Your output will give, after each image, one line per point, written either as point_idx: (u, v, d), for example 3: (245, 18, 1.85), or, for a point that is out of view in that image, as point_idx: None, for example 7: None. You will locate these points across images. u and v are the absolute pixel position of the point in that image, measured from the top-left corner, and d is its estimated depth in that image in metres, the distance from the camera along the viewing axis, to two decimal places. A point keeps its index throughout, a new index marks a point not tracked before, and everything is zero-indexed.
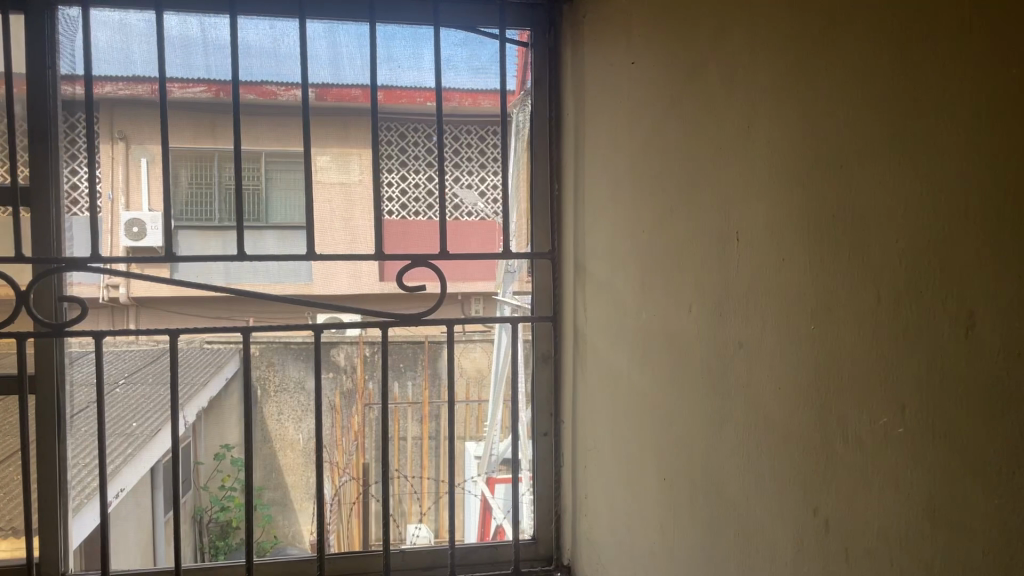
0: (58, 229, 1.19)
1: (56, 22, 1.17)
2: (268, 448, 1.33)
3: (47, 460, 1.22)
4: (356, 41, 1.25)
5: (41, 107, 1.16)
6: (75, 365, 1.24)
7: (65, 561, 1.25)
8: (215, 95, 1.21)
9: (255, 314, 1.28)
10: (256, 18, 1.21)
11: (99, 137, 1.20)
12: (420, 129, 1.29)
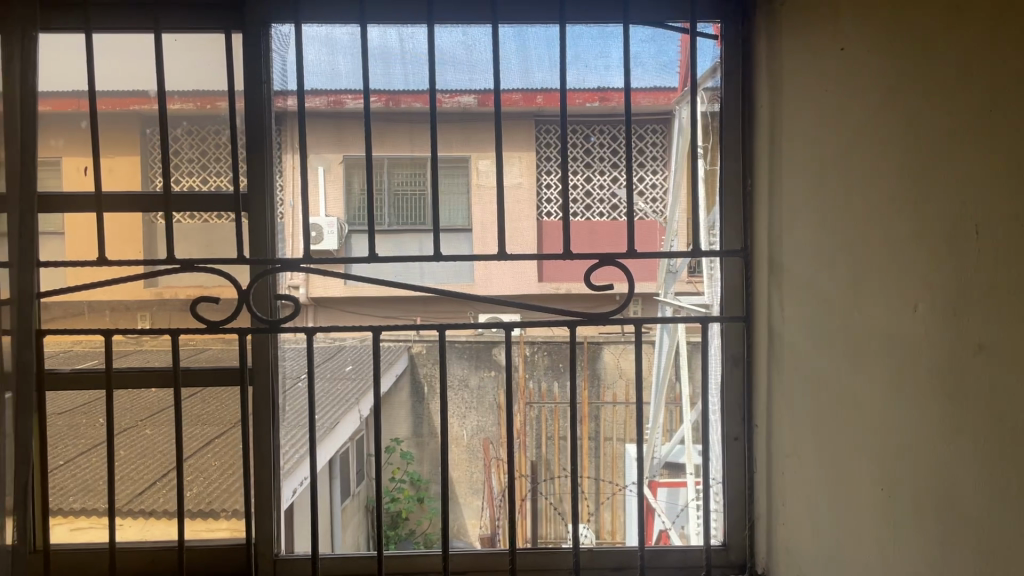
0: (273, 231, 1.27)
1: (270, 39, 1.24)
2: (434, 441, 1.41)
3: (262, 448, 1.31)
4: (545, 42, 1.26)
5: (258, 120, 1.24)
6: (285, 357, 1.34)
7: (277, 543, 1.35)
8: (384, 105, 1.26)
9: (424, 310, 1.33)
10: (450, 25, 1.25)
11: (280, 150, 1.27)
12: (578, 130, 1.30)
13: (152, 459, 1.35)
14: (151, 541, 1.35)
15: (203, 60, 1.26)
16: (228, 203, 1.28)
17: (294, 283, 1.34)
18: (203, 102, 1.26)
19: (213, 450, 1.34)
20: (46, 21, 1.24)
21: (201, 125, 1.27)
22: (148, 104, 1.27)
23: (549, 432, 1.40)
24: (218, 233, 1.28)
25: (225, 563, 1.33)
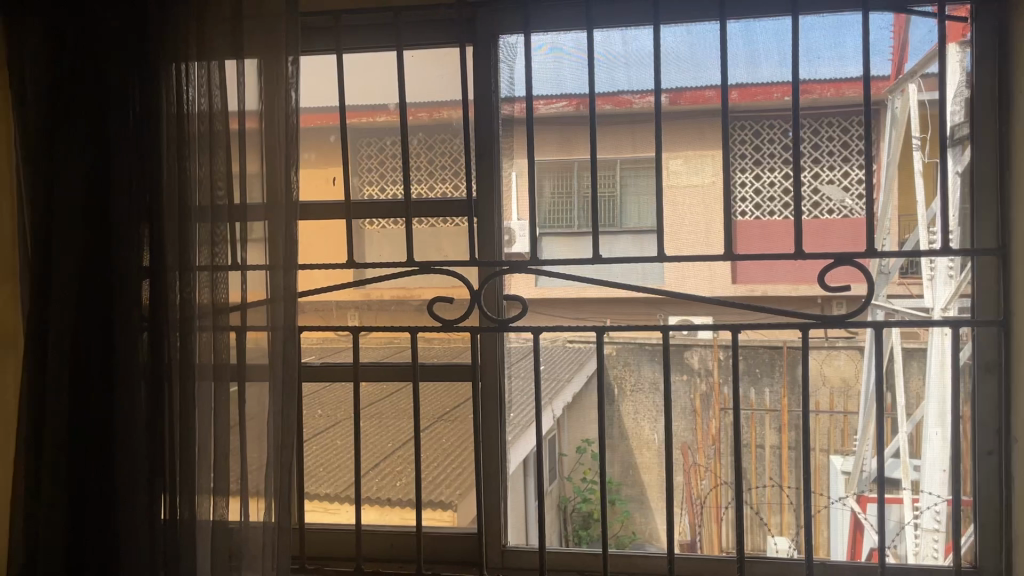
0: (500, 234, 1.33)
1: (499, 50, 1.30)
2: (625, 445, 1.39)
3: (494, 444, 1.38)
4: (773, 37, 1.21)
5: (489, 128, 1.30)
6: (512, 357, 1.40)
7: (504, 534, 1.40)
8: (576, 109, 1.27)
9: (613, 315, 1.35)
10: (675, 26, 1.25)
11: (500, 154, 1.32)
12: (777, 125, 1.24)
13: (388, 446, 1.42)
14: (389, 524, 1.44)
15: (439, 73, 1.33)
16: (459, 209, 1.34)
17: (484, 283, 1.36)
18: (436, 112, 1.34)
19: (427, 439, 1.41)
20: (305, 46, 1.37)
21: (435, 133, 1.34)
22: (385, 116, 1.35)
23: (746, 440, 1.35)
24: (455, 236, 1.35)
25: (457, 548, 1.41)
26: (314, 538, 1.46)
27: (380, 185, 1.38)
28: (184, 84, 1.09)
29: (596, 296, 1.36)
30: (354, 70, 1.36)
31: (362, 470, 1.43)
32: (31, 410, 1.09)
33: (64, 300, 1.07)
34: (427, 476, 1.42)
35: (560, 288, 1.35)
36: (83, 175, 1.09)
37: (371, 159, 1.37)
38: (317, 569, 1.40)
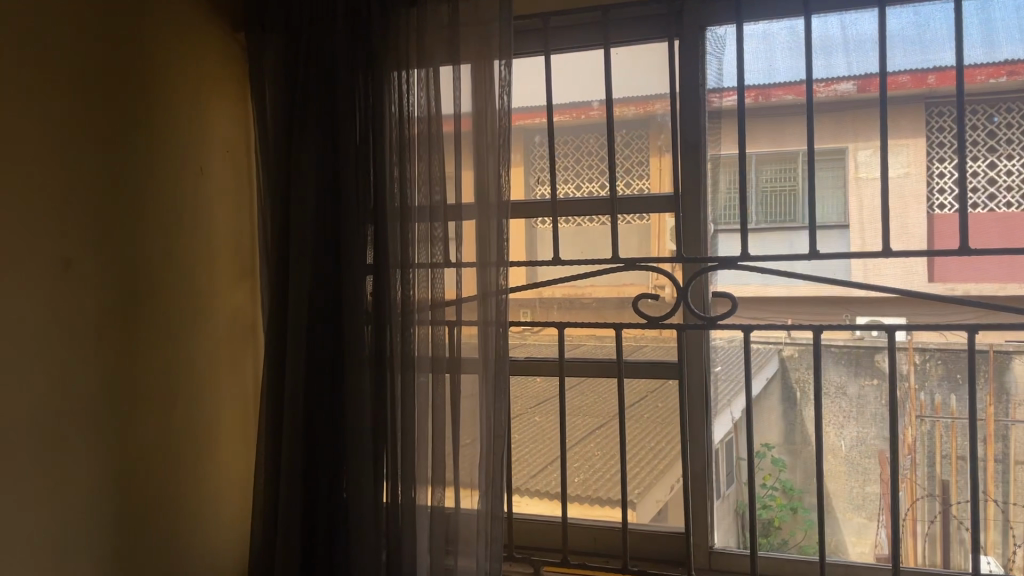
0: (705, 236, 1.33)
1: (706, 42, 1.31)
2: (807, 451, 1.32)
3: (700, 447, 1.37)
4: (1014, 12, 1.11)
5: (694, 120, 1.31)
6: (718, 358, 1.37)
7: (710, 535, 1.38)
8: (754, 100, 1.26)
9: (795, 314, 1.29)
10: (902, 7, 1.17)
11: (705, 147, 1.32)
12: (980, 110, 1.15)
13: (598, 443, 1.44)
14: (596, 518, 1.45)
15: (648, 68, 1.35)
16: (665, 203, 1.35)
17: (661, 282, 1.36)
18: (644, 105, 1.35)
19: (630, 438, 1.42)
20: (518, 48, 1.43)
21: (638, 130, 1.36)
22: (590, 112, 1.38)
23: (945, 451, 1.23)
24: (642, 232, 1.36)
25: (665, 548, 1.40)
26: (522, 529, 1.49)
27: (576, 183, 1.42)
28: (405, 93, 1.15)
29: (796, 295, 1.29)
30: (561, 70, 1.41)
31: (568, 464, 1.45)
32: (273, 398, 1.19)
33: (300, 300, 1.15)
34: (634, 472, 1.42)
35: (750, 286, 1.31)
36: (316, 180, 1.16)
37: (563, 158, 1.41)
38: (524, 560, 1.42)
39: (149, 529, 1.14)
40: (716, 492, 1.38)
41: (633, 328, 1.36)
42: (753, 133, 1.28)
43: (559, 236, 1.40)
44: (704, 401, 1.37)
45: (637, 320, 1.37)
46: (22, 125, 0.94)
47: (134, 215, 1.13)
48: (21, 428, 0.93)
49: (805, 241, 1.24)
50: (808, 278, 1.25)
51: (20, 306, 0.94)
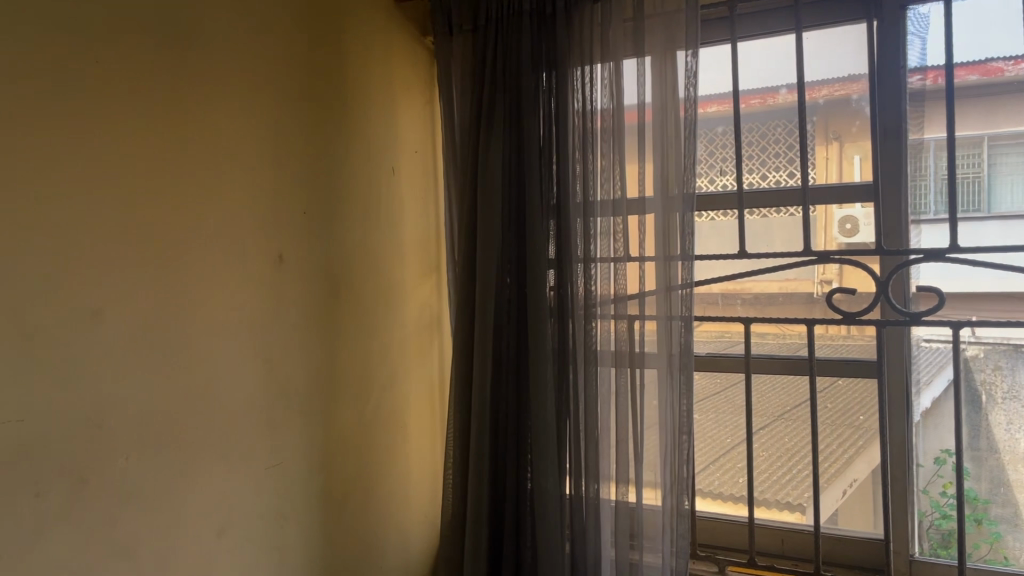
0: (907, 231, 1.29)
1: (908, 22, 1.27)
2: (994, 458, 1.26)
3: (901, 451, 1.32)
4: None
5: (897, 108, 1.28)
6: (921, 361, 1.31)
7: (911, 544, 1.33)
8: (934, 82, 1.26)
9: (979, 311, 1.23)
10: None
11: (908, 133, 1.28)
12: None
13: (790, 445, 1.42)
14: (785, 521, 1.44)
15: (846, 50, 1.32)
16: (862, 193, 1.32)
17: (826, 278, 1.34)
18: (842, 89, 1.33)
19: (822, 441, 1.40)
20: (705, 36, 1.41)
21: (837, 113, 1.33)
22: (777, 99, 1.36)
23: None
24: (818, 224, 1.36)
25: (860, 553, 1.37)
26: (708, 527, 1.50)
27: (763, 173, 1.40)
28: (589, 89, 1.16)
29: (996, 286, 1.21)
30: (749, 57, 1.38)
31: (756, 464, 1.45)
32: (461, 388, 1.23)
33: (487, 293, 1.18)
34: (824, 475, 1.40)
35: (947, 280, 1.24)
36: (502, 176, 1.19)
37: (750, 146, 1.40)
38: (708, 558, 1.45)
39: (352, 509, 1.22)
40: (896, 499, 1.33)
41: (827, 324, 1.36)
42: (963, 114, 1.24)
43: (744, 226, 1.40)
44: (903, 403, 1.32)
45: (831, 316, 1.35)
46: (242, 125, 1.03)
47: (337, 212, 1.21)
48: (246, 409, 1.03)
49: (1014, 229, 1.20)
50: (1005, 269, 1.20)
51: (244, 296, 1.03)
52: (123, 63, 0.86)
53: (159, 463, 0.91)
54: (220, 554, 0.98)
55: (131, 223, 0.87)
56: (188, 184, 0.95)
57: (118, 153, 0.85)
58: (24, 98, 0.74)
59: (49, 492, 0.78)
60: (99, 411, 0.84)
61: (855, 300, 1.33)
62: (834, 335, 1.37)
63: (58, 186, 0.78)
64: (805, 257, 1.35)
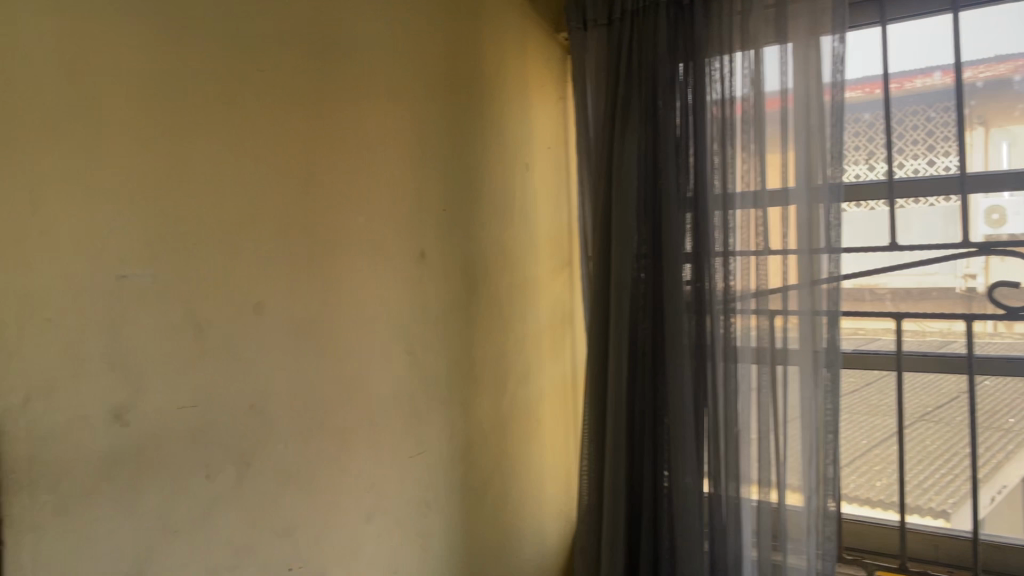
0: None
1: None
2: None
3: None
4: None
5: None
6: None
7: None
8: None
9: None
10: None
11: None
12: None
13: (945, 446, 1.34)
14: (937, 526, 1.37)
15: (1012, 27, 1.23)
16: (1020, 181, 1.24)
17: (969, 272, 1.29)
18: (997, 68, 1.25)
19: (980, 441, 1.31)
20: (853, 19, 1.37)
21: (996, 96, 1.25)
22: (932, 82, 1.30)
23: None
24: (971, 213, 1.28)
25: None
26: (854, 530, 1.44)
27: (928, 157, 1.32)
28: (727, 79, 1.18)
29: None
30: (902, 39, 1.32)
31: (906, 463, 1.38)
32: (597, 377, 1.29)
33: (622, 286, 1.23)
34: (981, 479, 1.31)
35: None
36: (638, 172, 1.22)
37: (901, 133, 1.34)
38: (855, 561, 1.44)
39: (491, 499, 1.25)
40: None
41: (984, 320, 1.29)
42: None
43: (898, 217, 1.34)
44: None
45: (990, 311, 1.28)
46: (387, 126, 1.07)
47: (478, 209, 1.24)
48: (391, 400, 1.07)
49: None
50: None
51: (390, 291, 1.07)
52: (274, 73, 0.92)
53: (315, 448, 0.96)
54: (370, 537, 1.03)
55: (285, 224, 0.93)
56: (339, 184, 1.00)
57: (272, 158, 0.92)
58: (179, 111, 0.81)
59: (219, 472, 0.85)
60: (260, 399, 0.90)
61: (1016, 293, 1.25)
62: (988, 329, 1.29)
63: (218, 191, 0.85)
64: (962, 248, 1.29)
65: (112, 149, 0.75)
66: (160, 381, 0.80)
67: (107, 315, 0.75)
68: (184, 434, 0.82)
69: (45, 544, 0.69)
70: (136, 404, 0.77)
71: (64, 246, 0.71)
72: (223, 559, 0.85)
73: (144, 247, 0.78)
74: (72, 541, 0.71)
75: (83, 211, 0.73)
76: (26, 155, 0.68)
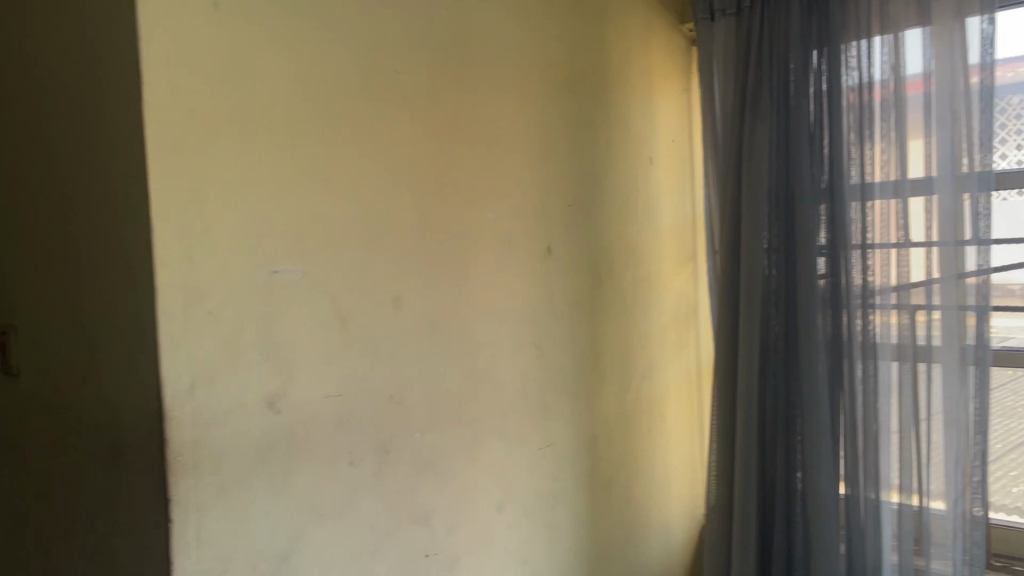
0: None
1: None
2: None
3: None
4: None
5: None
6: None
7: None
8: None
9: None
10: None
11: None
12: None
13: None
14: None
15: None
16: None
17: None
18: None
19: None
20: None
21: None
22: None
23: None
24: None
25: None
26: None
27: None
28: (863, 63, 1.18)
29: None
30: None
31: None
32: (728, 370, 1.29)
33: (754, 281, 1.24)
34: None
35: None
36: (770, 165, 1.23)
37: None
38: (1005, 568, 1.39)
39: (617, 494, 1.25)
40: None
41: None
42: None
43: None
44: None
45: None
46: (516, 122, 1.09)
47: (606, 203, 1.25)
48: (521, 393, 1.09)
49: None
50: None
51: (519, 286, 1.09)
52: (410, 73, 0.94)
53: (449, 440, 0.98)
54: (501, 526, 1.05)
55: (420, 220, 0.96)
56: (471, 180, 1.02)
57: (409, 157, 0.94)
58: (323, 113, 0.84)
59: (362, 460, 0.88)
60: (399, 391, 0.93)
61: None
62: None
63: (359, 189, 0.88)
64: None
65: (266, 151, 0.79)
66: (308, 372, 0.83)
67: (261, 310, 0.79)
68: (331, 423, 0.85)
69: (208, 524, 0.74)
70: (288, 393, 0.81)
71: (223, 244, 0.75)
72: (365, 545, 0.88)
73: (294, 243, 0.82)
74: (230, 523, 0.75)
75: (240, 211, 0.77)
76: (188, 160, 0.72)
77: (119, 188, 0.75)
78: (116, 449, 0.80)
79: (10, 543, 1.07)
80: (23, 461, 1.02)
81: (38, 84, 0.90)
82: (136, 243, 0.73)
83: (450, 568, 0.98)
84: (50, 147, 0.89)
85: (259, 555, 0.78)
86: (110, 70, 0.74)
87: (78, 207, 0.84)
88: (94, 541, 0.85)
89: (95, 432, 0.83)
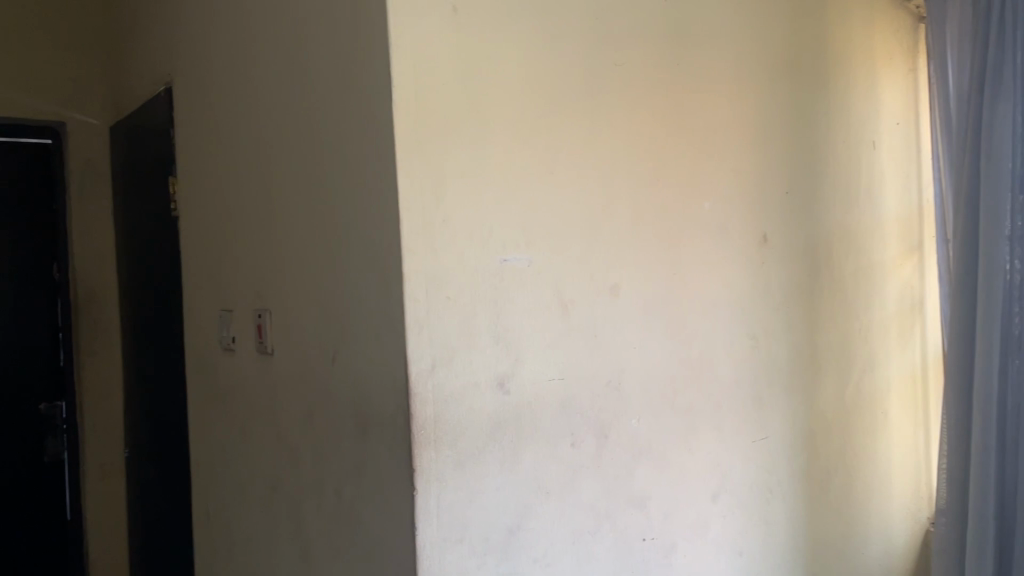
0: None
1: None
2: None
3: None
4: None
5: None
6: None
7: None
8: None
9: None
10: None
11: None
12: None
13: None
14: None
15: None
16: None
17: None
18: None
19: None
20: None
21: None
22: None
23: None
24: None
25: None
26: None
27: None
28: None
29: None
30: None
31: None
32: (963, 366, 1.22)
33: (994, 274, 1.16)
34: None
35: None
36: (1015, 148, 1.15)
37: None
38: None
39: (835, 491, 1.22)
40: None
41: None
42: None
43: None
44: None
45: None
46: (734, 111, 1.08)
47: (825, 191, 1.21)
48: (736, 383, 1.08)
49: None
50: None
51: (733, 275, 1.08)
52: (631, 68, 0.96)
53: (664, 427, 1.00)
54: (715, 515, 1.05)
55: (637, 210, 0.97)
56: (687, 171, 1.03)
57: (628, 149, 0.96)
58: (550, 109, 0.88)
59: (581, 442, 0.91)
60: (616, 377, 0.95)
61: None
62: None
63: (582, 182, 0.91)
64: None
65: (500, 148, 0.84)
66: (536, 356, 0.88)
67: (493, 296, 0.84)
68: (555, 405, 0.89)
69: (446, 494, 0.80)
70: (516, 375, 0.86)
71: (460, 234, 0.81)
72: (586, 524, 0.91)
73: (524, 234, 0.86)
74: (465, 494, 0.81)
75: (476, 204, 0.82)
76: (430, 156, 0.78)
77: (370, 185, 0.82)
78: (364, 422, 0.88)
79: (266, 504, 1.20)
80: (278, 432, 1.14)
81: (296, 92, 1.00)
82: (383, 232, 0.80)
83: (665, 552, 0.99)
84: (306, 150, 0.99)
85: (491, 526, 0.83)
86: (362, 76, 0.82)
87: (331, 205, 0.92)
88: (348, 505, 0.93)
89: (345, 406, 0.92)
